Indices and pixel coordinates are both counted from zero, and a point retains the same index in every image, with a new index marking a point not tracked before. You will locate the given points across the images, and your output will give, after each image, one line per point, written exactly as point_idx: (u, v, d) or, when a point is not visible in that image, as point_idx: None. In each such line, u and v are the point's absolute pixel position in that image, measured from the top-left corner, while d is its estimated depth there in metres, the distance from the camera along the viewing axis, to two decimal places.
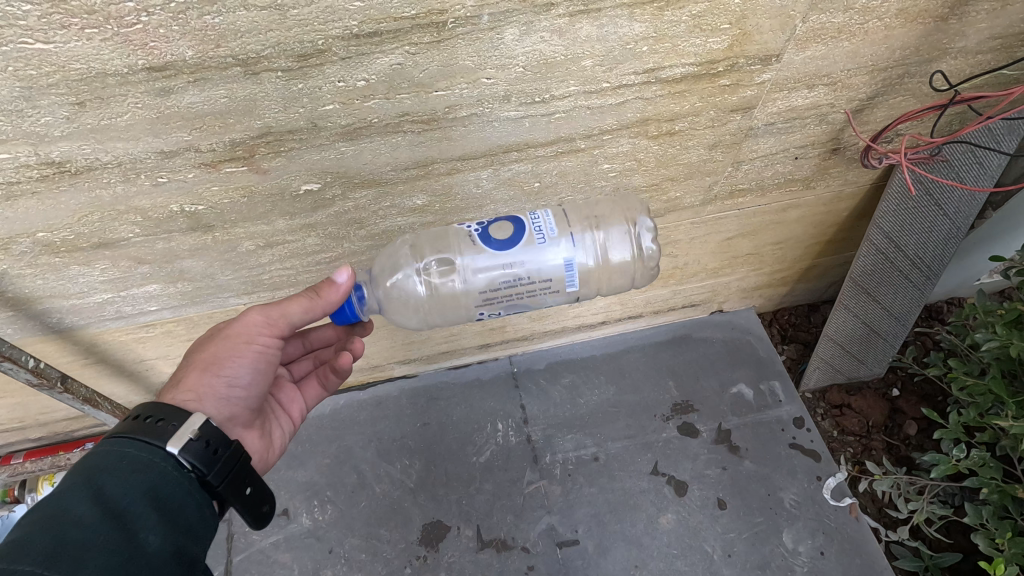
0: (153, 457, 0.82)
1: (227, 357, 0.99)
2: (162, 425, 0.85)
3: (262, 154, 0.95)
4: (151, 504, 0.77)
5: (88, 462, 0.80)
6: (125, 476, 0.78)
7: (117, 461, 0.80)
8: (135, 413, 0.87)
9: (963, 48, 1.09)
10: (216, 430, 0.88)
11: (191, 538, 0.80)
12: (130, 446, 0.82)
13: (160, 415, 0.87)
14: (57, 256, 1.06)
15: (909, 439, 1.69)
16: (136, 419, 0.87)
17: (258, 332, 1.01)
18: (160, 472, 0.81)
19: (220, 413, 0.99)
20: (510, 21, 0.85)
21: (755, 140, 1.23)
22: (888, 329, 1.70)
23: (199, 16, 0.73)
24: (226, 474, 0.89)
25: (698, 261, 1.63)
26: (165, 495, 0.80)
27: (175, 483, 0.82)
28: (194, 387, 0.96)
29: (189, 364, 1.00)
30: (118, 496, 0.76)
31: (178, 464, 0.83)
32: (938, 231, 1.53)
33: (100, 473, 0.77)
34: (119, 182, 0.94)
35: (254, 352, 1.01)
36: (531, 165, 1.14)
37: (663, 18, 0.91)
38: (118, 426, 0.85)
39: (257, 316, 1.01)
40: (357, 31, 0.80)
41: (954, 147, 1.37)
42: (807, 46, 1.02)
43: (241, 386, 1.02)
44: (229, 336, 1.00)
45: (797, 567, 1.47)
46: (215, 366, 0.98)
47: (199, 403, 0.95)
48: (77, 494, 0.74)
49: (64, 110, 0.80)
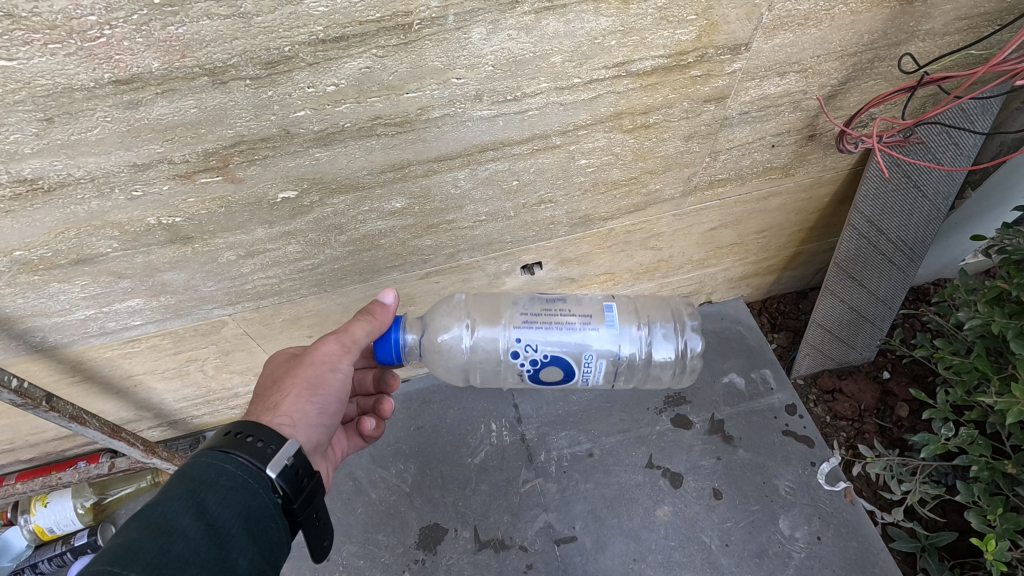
0: (248, 477, 0.81)
1: (316, 385, 1.01)
2: (257, 444, 0.85)
3: (236, 163, 0.96)
4: (245, 524, 0.76)
5: (189, 472, 0.79)
6: (223, 493, 0.77)
7: (217, 476, 0.79)
8: (229, 428, 0.86)
9: (931, 30, 1.11)
10: (306, 459, 0.89)
11: (273, 564, 0.79)
12: (229, 461, 0.81)
13: (251, 432, 0.86)
14: (36, 274, 1.05)
15: (901, 421, 1.69)
16: (231, 435, 0.85)
17: (341, 357, 1.03)
18: (254, 492, 0.80)
19: (310, 440, 0.99)
20: (476, 20, 0.85)
21: (730, 129, 1.24)
22: (875, 313, 1.72)
23: (162, 26, 0.73)
24: (306, 503, 0.89)
25: (683, 254, 1.64)
26: (257, 516, 0.78)
27: (266, 506, 0.80)
28: (289, 412, 0.97)
29: (273, 389, 1.01)
30: (218, 513, 0.75)
31: (269, 487, 0.83)
32: (919, 212, 1.55)
33: (201, 487, 0.77)
34: (94, 197, 0.94)
35: (340, 377, 1.03)
36: (508, 163, 1.14)
37: (630, 11, 0.91)
38: (210, 441, 0.84)
39: (333, 343, 1.03)
40: (323, 36, 0.81)
41: (930, 128, 1.37)
42: (775, 33, 1.03)
43: (329, 413, 1.04)
44: (312, 362, 1.01)
45: (795, 553, 1.47)
46: (306, 392, 0.99)
47: (293, 428, 0.96)
48: (181, 505, 0.73)
49: (33, 126, 0.80)
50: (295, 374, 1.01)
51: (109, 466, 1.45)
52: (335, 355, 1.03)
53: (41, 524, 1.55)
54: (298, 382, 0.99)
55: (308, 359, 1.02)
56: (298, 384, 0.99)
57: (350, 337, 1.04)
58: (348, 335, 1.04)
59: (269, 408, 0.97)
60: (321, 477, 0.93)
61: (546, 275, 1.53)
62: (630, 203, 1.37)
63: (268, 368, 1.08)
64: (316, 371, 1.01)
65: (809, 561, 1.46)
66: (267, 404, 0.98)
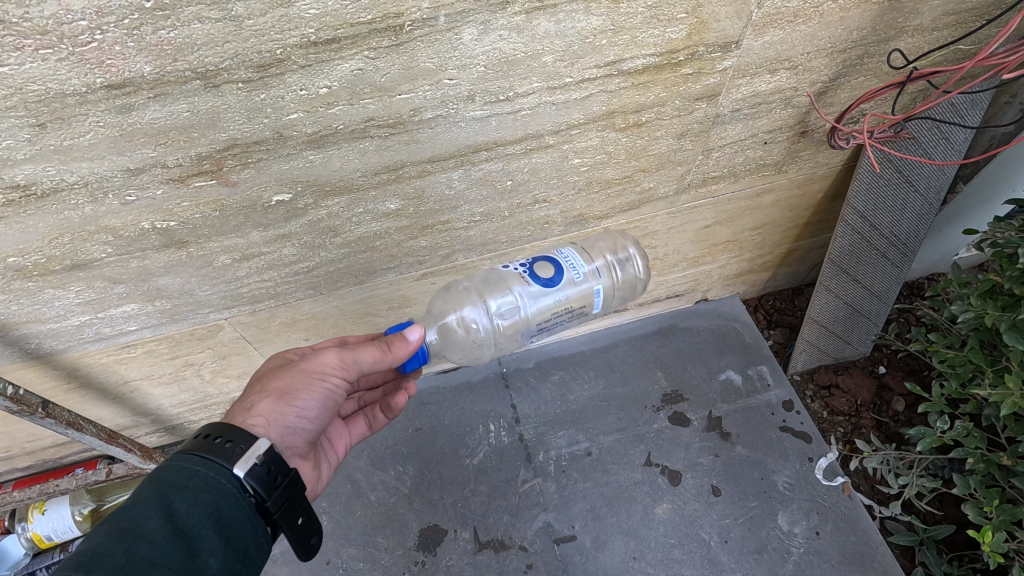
0: (220, 477, 0.81)
1: (301, 390, 1.01)
2: (223, 443, 0.85)
3: (230, 167, 0.96)
4: (215, 527, 0.77)
5: (159, 476, 0.79)
6: (193, 495, 0.77)
7: (188, 479, 0.79)
8: (204, 431, 0.86)
9: (919, 26, 1.11)
10: (279, 459, 0.88)
11: (243, 565, 0.79)
12: (200, 464, 0.81)
13: (228, 436, 0.86)
14: (30, 280, 1.05)
15: (897, 415, 1.70)
16: (206, 437, 0.86)
17: (333, 370, 1.02)
18: (225, 493, 0.81)
19: (282, 441, 0.99)
20: (467, 21, 0.86)
21: (723, 126, 1.24)
22: (869, 308, 1.73)
23: (153, 31, 0.73)
24: (284, 502, 0.89)
25: (677, 252, 1.65)
26: (228, 519, 0.79)
27: (238, 506, 0.81)
28: (263, 413, 0.98)
29: (262, 387, 1.03)
30: (187, 514, 0.75)
31: (240, 487, 0.83)
32: (911, 207, 1.56)
33: (171, 490, 0.77)
34: (87, 203, 0.94)
35: (326, 387, 1.03)
36: (502, 163, 1.15)
37: (620, 10, 0.91)
38: (184, 444, 0.85)
39: (332, 355, 1.03)
40: (315, 39, 0.81)
41: (920, 124, 1.38)
42: (764, 31, 1.04)
43: (309, 419, 1.03)
44: (306, 369, 1.02)
45: (794, 549, 1.47)
46: (288, 396, 1.00)
47: (265, 430, 0.96)
48: (151, 508, 0.73)
49: (25, 132, 0.80)
50: (285, 377, 1.02)
51: (107, 472, 1.46)
52: (326, 366, 1.02)
53: (39, 532, 1.55)
54: (281, 384, 1.00)
55: (302, 366, 1.03)
56: (283, 386, 1.00)
57: (349, 358, 1.02)
58: (349, 355, 1.02)
59: (249, 406, 0.98)
60: (298, 474, 0.92)
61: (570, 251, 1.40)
62: (624, 201, 1.37)
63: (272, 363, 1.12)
64: (306, 378, 1.02)
65: (807, 556, 1.46)
66: (250, 398, 1.00)
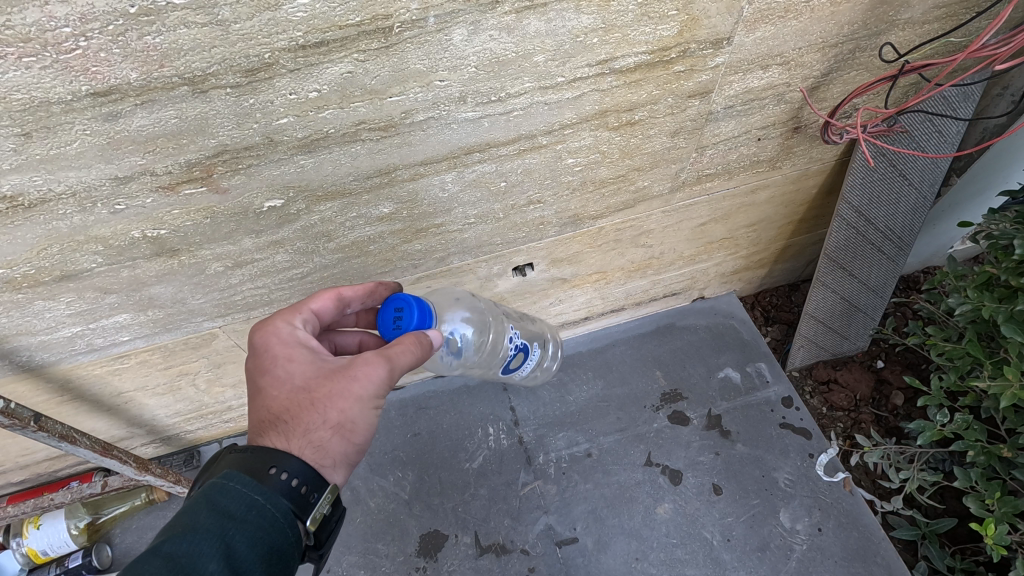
0: (277, 513, 0.81)
1: (357, 421, 0.89)
2: (281, 477, 0.83)
3: (220, 173, 0.94)
4: (266, 564, 0.77)
5: (217, 503, 0.79)
6: (251, 532, 0.78)
7: (246, 511, 0.79)
8: (260, 459, 0.84)
9: (910, 19, 1.11)
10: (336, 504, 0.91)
11: None
12: (259, 495, 0.81)
13: (271, 461, 0.84)
14: (19, 292, 1.04)
15: (896, 409, 1.70)
16: (266, 467, 0.83)
17: (385, 388, 0.90)
18: (279, 528, 0.81)
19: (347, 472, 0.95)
20: (456, 21, 0.85)
21: (716, 124, 1.24)
22: (866, 302, 1.74)
23: (139, 36, 0.72)
24: (328, 536, 0.92)
25: (673, 250, 1.65)
26: (278, 556, 0.79)
27: (288, 542, 0.82)
28: (333, 454, 0.89)
29: (303, 415, 0.87)
30: (243, 552, 0.76)
31: (294, 524, 0.84)
32: (906, 202, 1.56)
33: (229, 524, 0.77)
34: (75, 212, 0.92)
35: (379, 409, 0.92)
36: (495, 165, 1.14)
37: (611, 8, 0.91)
38: (233, 463, 0.84)
39: (377, 369, 0.88)
40: (303, 42, 0.80)
41: (912, 116, 1.39)
42: (755, 27, 1.03)
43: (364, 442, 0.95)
44: (355, 392, 0.88)
45: (797, 545, 1.47)
46: (345, 429, 0.89)
47: (334, 469, 0.90)
48: (210, 543, 0.74)
49: (10, 142, 0.79)
50: (334, 405, 0.87)
51: (103, 485, 1.46)
52: (379, 386, 0.89)
53: (34, 547, 1.52)
54: (337, 418, 0.87)
55: (351, 391, 0.88)
56: (339, 420, 0.88)
57: (399, 373, 0.90)
58: (398, 372, 0.89)
59: (308, 447, 0.87)
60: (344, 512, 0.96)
61: (537, 276, 1.54)
62: (619, 201, 1.37)
63: (285, 358, 0.91)
64: (359, 405, 0.88)
65: (810, 552, 1.46)
66: (304, 435, 0.87)
